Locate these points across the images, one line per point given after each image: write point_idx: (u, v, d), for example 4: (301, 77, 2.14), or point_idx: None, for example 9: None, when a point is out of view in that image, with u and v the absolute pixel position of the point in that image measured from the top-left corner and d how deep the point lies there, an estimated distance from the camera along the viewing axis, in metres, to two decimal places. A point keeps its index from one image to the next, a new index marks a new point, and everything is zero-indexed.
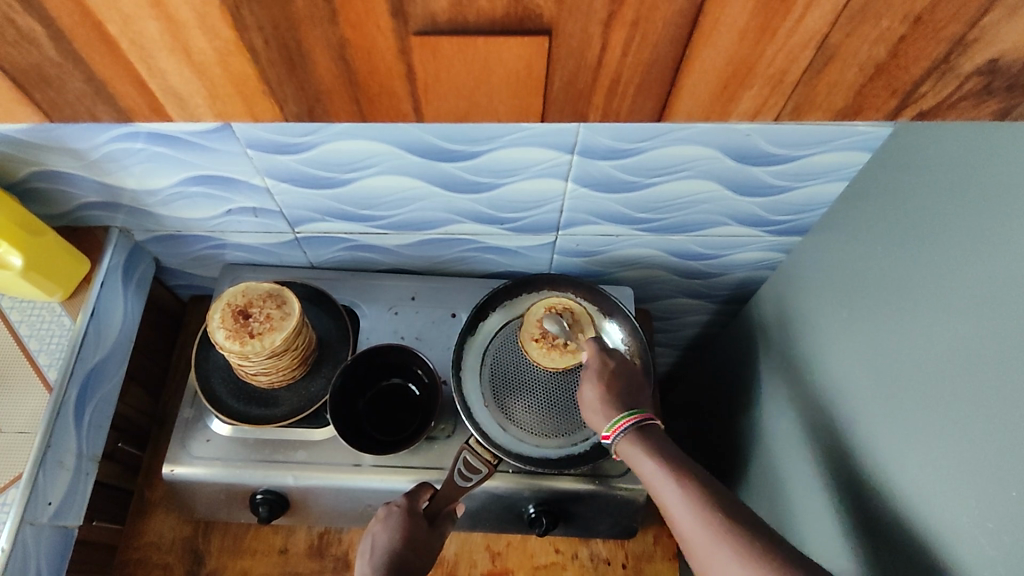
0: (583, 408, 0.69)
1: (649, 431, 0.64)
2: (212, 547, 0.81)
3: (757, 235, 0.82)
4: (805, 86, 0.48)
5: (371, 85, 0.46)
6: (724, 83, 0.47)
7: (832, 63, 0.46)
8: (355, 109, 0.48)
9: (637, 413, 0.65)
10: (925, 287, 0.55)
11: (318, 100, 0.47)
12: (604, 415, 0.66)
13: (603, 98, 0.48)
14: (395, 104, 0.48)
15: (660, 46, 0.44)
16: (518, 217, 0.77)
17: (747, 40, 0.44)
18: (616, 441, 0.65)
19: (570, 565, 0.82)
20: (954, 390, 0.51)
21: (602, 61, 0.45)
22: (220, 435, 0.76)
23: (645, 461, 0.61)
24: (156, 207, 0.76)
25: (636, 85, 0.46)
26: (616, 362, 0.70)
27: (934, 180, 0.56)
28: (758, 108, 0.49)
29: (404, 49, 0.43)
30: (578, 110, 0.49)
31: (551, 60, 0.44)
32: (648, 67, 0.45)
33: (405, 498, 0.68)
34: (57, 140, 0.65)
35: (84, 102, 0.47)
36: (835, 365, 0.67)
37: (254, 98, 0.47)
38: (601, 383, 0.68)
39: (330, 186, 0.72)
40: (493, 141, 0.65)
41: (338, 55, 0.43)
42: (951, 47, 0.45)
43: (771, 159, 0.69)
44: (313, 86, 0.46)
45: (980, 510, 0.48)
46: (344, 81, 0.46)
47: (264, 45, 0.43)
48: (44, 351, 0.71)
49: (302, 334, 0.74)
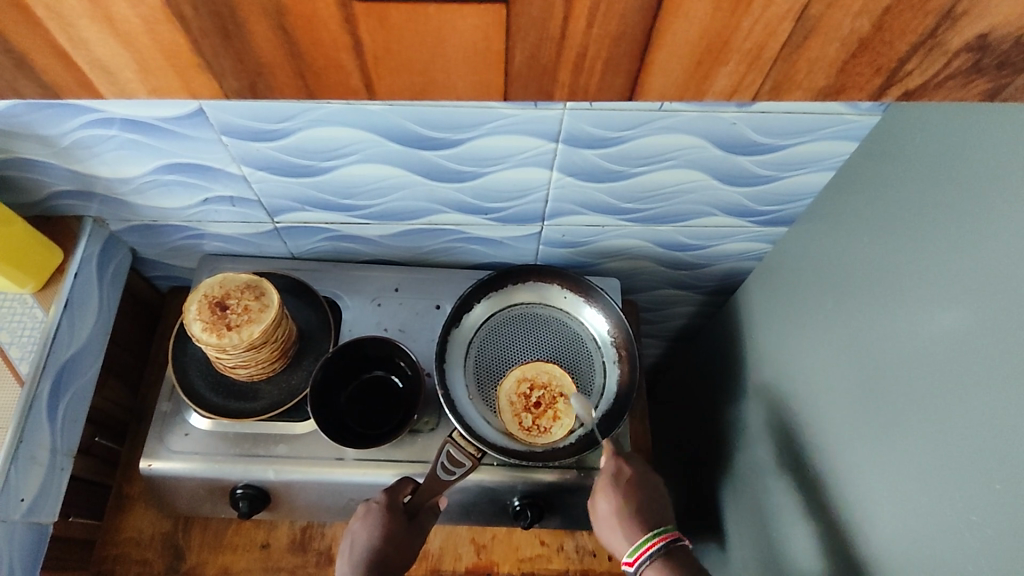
0: (596, 519, 0.70)
1: (677, 558, 0.63)
2: (192, 542, 0.80)
3: (743, 225, 0.81)
4: (784, 63, 0.41)
5: (316, 59, 0.40)
6: (697, 59, 0.40)
7: (812, 37, 0.39)
8: (300, 86, 0.41)
9: (662, 535, 0.65)
10: (911, 277, 0.55)
11: (262, 75, 0.41)
12: (626, 539, 0.66)
13: (569, 75, 0.41)
14: (343, 80, 0.41)
15: (629, 15, 0.37)
16: (502, 207, 0.76)
17: (721, 12, 0.37)
18: (640, 568, 0.64)
19: (556, 558, 0.81)
20: (940, 382, 0.50)
21: (567, 34, 0.38)
22: (199, 429, 0.74)
23: None
24: (131, 196, 0.74)
25: (604, 61, 0.40)
26: (633, 470, 0.70)
27: (922, 169, 0.56)
28: (737, 87, 0.42)
29: (347, 17, 0.37)
30: (543, 89, 0.42)
31: (511, 32, 0.38)
32: (617, 40, 0.39)
33: (385, 494, 0.67)
34: (25, 126, 0.63)
35: (5, 76, 0.41)
36: (819, 357, 0.66)
37: (189, 74, 0.41)
38: (616, 495, 0.68)
39: (309, 175, 0.70)
40: (475, 128, 0.63)
41: (276, 25, 0.37)
42: (939, 21, 0.38)
43: (757, 148, 0.68)
44: (254, 59, 0.40)
45: (963, 502, 0.48)
46: (286, 54, 0.39)
47: (195, 14, 0.37)
48: (15, 344, 0.69)
49: (281, 326, 0.72)
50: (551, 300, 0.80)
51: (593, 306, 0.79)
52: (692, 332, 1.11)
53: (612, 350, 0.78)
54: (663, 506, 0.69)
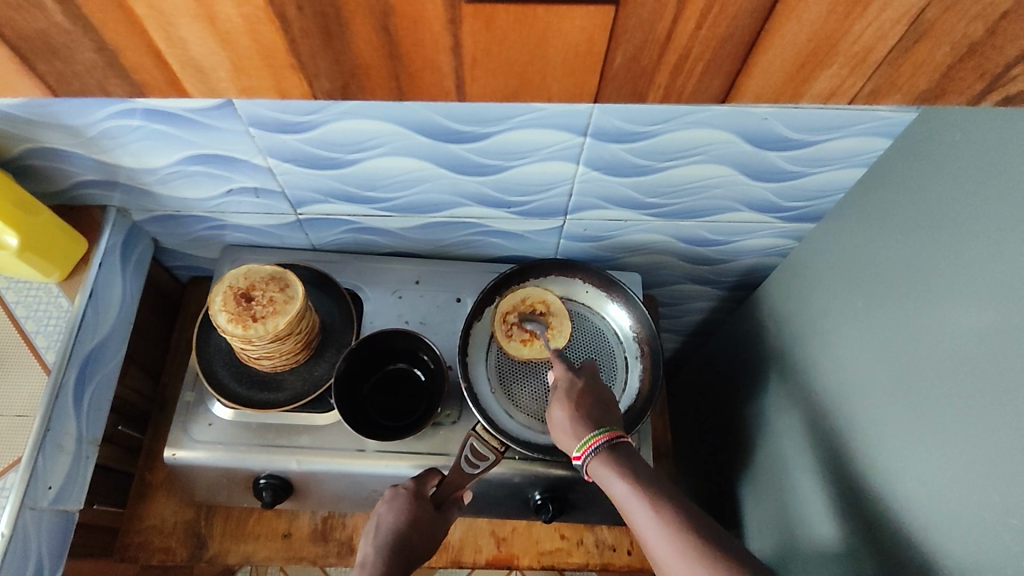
0: (551, 426, 0.67)
1: (620, 450, 0.62)
2: (215, 531, 0.80)
3: (768, 221, 0.81)
4: (889, 66, 0.43)
5: (415, 60, 0.42)
6: (800, 62, 0.43)
7: (923, 41, 0.41)
8: (393, 87, 0.44)
9: (607, 432, 0.63)
10: (948, 275, 0.54)
11: (357, 77, 0.43)
12: (573, 435, 0.64)
13: (667, 77, 0.43)
14: (437, 80, 0.44)
15: (739, 18, 0.39)
16: (526, 201, 0.75)
17: (836, 15, 0.39)
18: (587, 461, 0.63)
19: (576, 551, 0.81)
20: (978, 381, 0.49)
21: (673, 34, 0.40)
22: (222, 419, 0.75)
23: (614, 479, 0.60)
24: (154, 186, 0.74)
25: (705, 62, 0.42)
26: (585, 382, 0.67)
27: (959, 167, 0.55)
28: (835, 91, 0.45)
29: (452, 19, 0.39)
30: (637, 91, 0.45)
31: (616, 33, 0.40)
32: (722, 42, 0.41)
33: (413, 481, 0.67)
34: (53, 116, 0.63)
35: (95, 75, 0.43)
36: (845, 355, 0.66)
37: (282, 72, 0.43)
38: (569, 403, 0.65)
39: (334, 167, 0.70)
40: (503, 122, 0.63)
41: (380, 24, 0.39)
42: None
43: (787, 144, 0.67)
44: (350, 61, 0.42)
45: (1002, 505, 0.47)
46: (383, 54, 0.42)
47: (299, 14, 0.38)
48: (41, 334, 0.69)
49: (305, 318, 0.72)
50: (573, 295, 0.80)
51: (616, 300, 0.79)
52: (709, 327, 1.10)
53: (634, 345, 0.78)
54: (609, 410, 0.66)
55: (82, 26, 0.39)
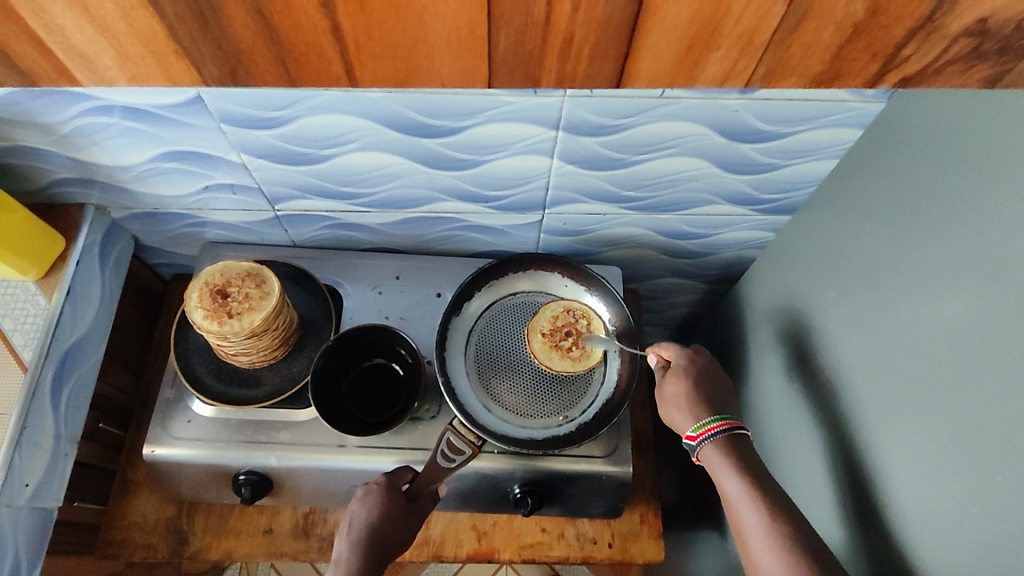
0: (662, 402, 0.72)
1: (738, 443, 0.65)
2: (196, 527, 0.81)
3: (747, 213, 0.81)
4: (778, 47, 0.40)
5: (296, 45, 0.39)
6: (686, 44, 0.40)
7: (806, 21, 0.38)
8: (281, 72, 0.41)
9: (724, 420, 0.67)
10: (918, 264, 0.54)
11: (243, 63, 0.41)
12: (690, 415, 0.69)
13: (554, 62, 0.41)
14: (324, 65, 0.41)
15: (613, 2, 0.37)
16: (503, 195, 0.75)
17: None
18: (700, 443, 0.67)
19: (557, 544, 0.82)
20: (944, 371, 0.50)
21: (551, 16, 0.38)
22: (201, 416, 0.75)
23: (728, 475, 0.62)
24: (131, 183, 0.74)
25: (589, 47, 0.40)
26: (703, 365, 0.73)
27: (927, 157, 0.55)
28: (727, 74, 0.42)
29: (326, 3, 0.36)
30: (528, 75, 0.42)
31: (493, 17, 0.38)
32: (603, 26, 0.38)
33: (385, 476, 0.68)
34: (26, 114, 0.63)
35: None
36: (825, 347, 0.66)
37: (168, 60, 0.40)
38: (688, 380, 0.71)
39: (308, 162, 0.70)
40: (474, 116, 0.63)
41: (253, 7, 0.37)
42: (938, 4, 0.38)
43: (761, 136, 0.67)
44: (233, 46, 0.40)
45: (964, 494, 0.48)
46: (264, 37, 0.39)
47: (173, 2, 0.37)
48: (18, 331, 0.69)
49: (282, 314, 0.72)
50: (552, 289, 0.80)
51: (594, 294, 0.79)
52: (694, 321, 1.10)
53: (614, 339, 0.78)
54: (724, 398, 0.71)
55: None
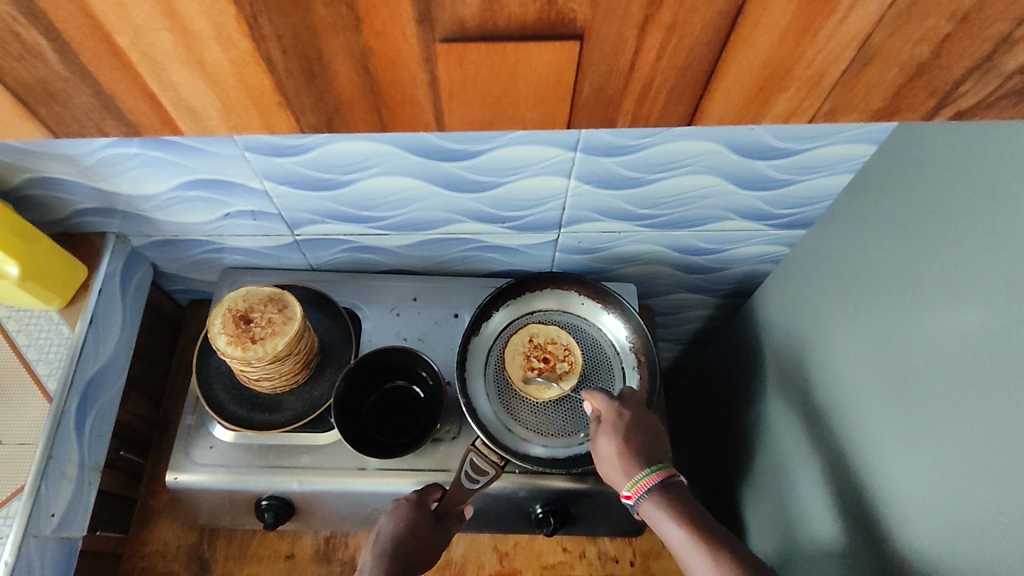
0: (598, 459, 0.68)
1: (673, 491, 0.63)
2: (217, 554, 0.80)
3: (760, 229, 0.82)
4: (843, 88, 0.41)
5: (368, 97, 0.40)
6: (758, 86, 0.40)
7: (873, 64, 0.39)
8: (374, 120, 0.41)
9: (658, 471, 0.64)
10: (933, 278, 0.55)
11: (340, 112, 0.41)
12: (624, 473, 0.65)
13: (632, 104, 0.41)
14: (416, 114, 0.41)
15: (698, 49, 0.38)
16: (520, 215, 0.76)
17: (787, 41, 0.37)
18: (638, 501, 0.64)
19: (579, 564, 0.82)
20: (965, 382, 0.51)
21: (635, 66, 0.38)
22: (223, 441, 0.75)
23: (666, 522, 0.61)
24: (153, 212, 0.75)
25: (668, 91, 0.40)
26: (631, 414, 0.69)
27: (940, 170, 0.56)
28: (793, 113, 0.43)
29: (427, 58, 0.37)
30: (606, 118, 0.42)
31: (581, 67, 0.38)
32: (683, 71, 0.39)
33: (416, 493, 0.68)
34: (53, 147, 0.64)
35: (92, 117, 0.41)
36: (841, 358, 0.67)
37: (271, 111, 0.41)
38: (617, 435, 0.67)
39: (329, 188, 0.71)
40: (493, 140, 0.64)
41: (359, 64, 0.37)
42: (994, 46, 0.38)
43: (775, 153, 0.68)
44: (332, 98, 0.40)
45: (993, 505, 0.48)
46: (364, 91, 0.39)
47: (283, 56, 0.37)
48: (43, 361, 0.70)
49: (304, 338, 0.73)
50: (570, 307, 0.81)
51: (611, 311, 0.80)
52: (707, 335, 1.11)
53: (631, 356, 0.78)
54: (659, 442, 0.68)
55: (82, 75, 0.38)
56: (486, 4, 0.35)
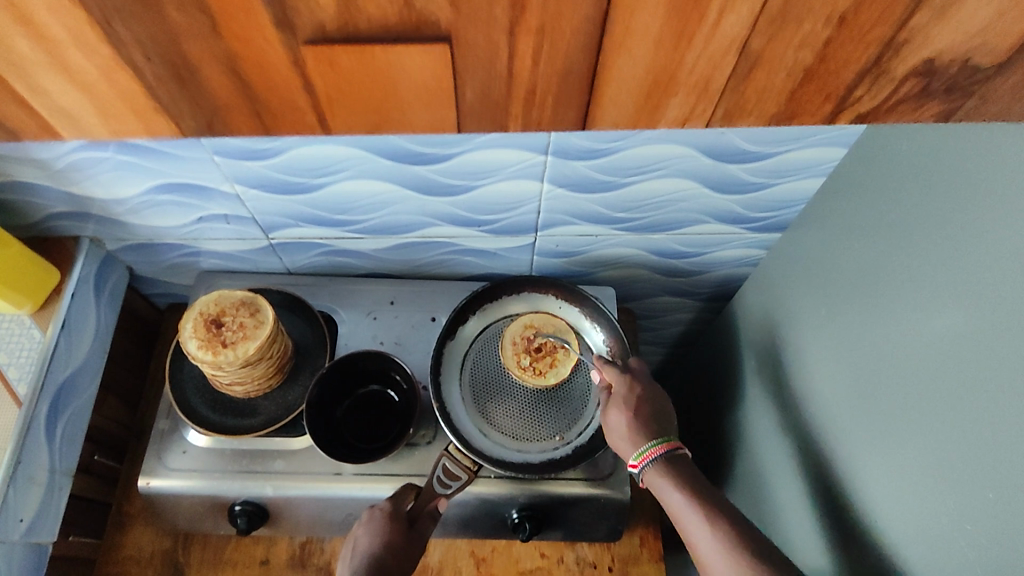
0: (605, 431, 0.69)
1: (678, 463, 0.64)
2: (192, 560, 0.80)
3: (737, 232, 0.82)
4: (733, 93, 0.41)
5: (273, 102, 0.41)
6: (647, 92, 0.41)
7: (759, 67, 0.40)
8: (256, 123, 0.42)
9: (663, 443, 0.65)
10: (903, 283, 0.55)
11: (219, 115, 0.42)
12: (631, 444, 0.66)
13: (522, 108, 0.42)
14: (298, 118, 0.42)
15: (572, 55, 0.38)
16: (495, 219, 0.76)
17: (664, 47, 0.38)
18: (643, 470, 0.65)
19: (556, 569, 0.81)
20: (932, 389, 0.51)
21: (514, 71, 0.39)
22: (197, 446, 0.74)
23: (670, 490, 0.61)
24: (126, 216, 0.75)
25: (554, 95, 0.41)
26: (643, 390, 0.69)
27: (909, 175, 0.56)
28: (688, 116, 0.43)
29: (296, 61, 0.37)
30: (498, 121, 0.43)
31: (460, 71, 0.39)
32: (564, 76, 0.40)
33: (389, 501, 0.67)
34: (20, 151, 0.64)
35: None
36: (815, 361, 0.66)
37: (149, 116, 0.41)
38: (627, 408, 0.67)
39: (302, 192, 0.70)
40: (463, 144, 0.64)
41: (226, 67, 0.38)
42: (883, 50, 0.39)
43: (748, 156, 0.68)
44: (209, 102, 0.41)
45: (957, 510, 0.48)
46: (241, 96, 0.40)
47: (148, 61, 0.38)
48: (13, 364, 0.69)
49: (278, 342, 0.72)
50: (547, 310, 0.81)
51: (587, 315, 0.80)
52: (690, 338, 1.11)
53: (607, 359, 0.78)
54: (667, 413, 0.68)
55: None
56: (343, 8, 0.35)
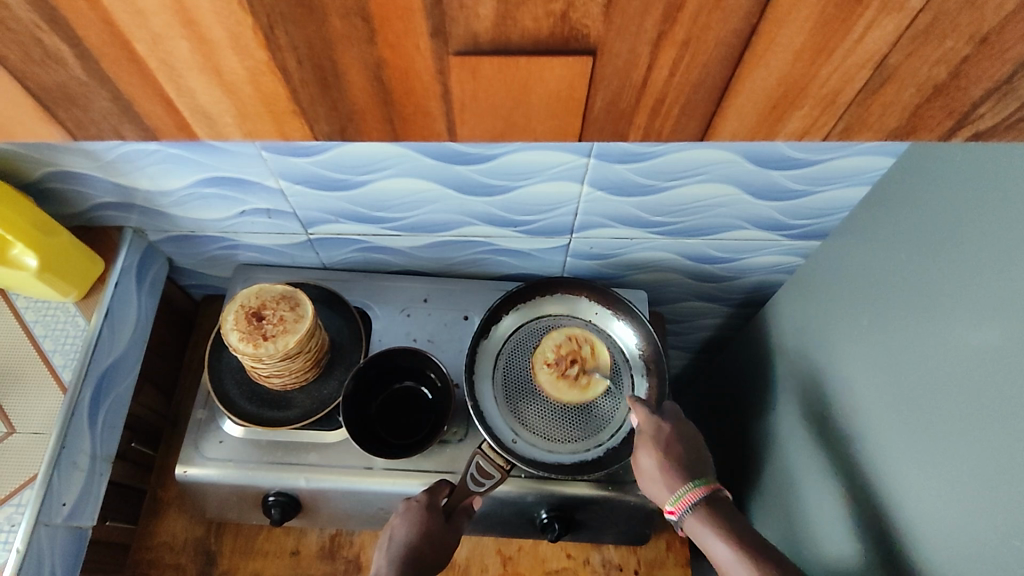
0: (638, 475, 0.68)
1: (718, 508, 0.63)
2: (224, 548, 0.81)
3: (774, 239, 0.81)
4: (858, 107, 0.43)
5: (406, 104, 0.42)
6: (772, 104, 0.43)
7: (888, 84, 0.41)
8: (388, 130, 0.44)
9: (701, 486, 0.65)
10: (950, 297, 0.54)
11: (354, 121, 0.44)
12: (667, 488, 0.66)
13: (644, 118, 0.44)
14: (428, 124, 0.44)
15: (710, 66, 0.40)
16: (532, 220, 0.77)
17: (800, 62, 0.40)
18: (682, 516, 0.64)
19: (582, 571, 0.81)
20: (979, 404, 0.50)
21: (648, 81, 0.41)
22: (232, 437, 0.75)
23: (715, 540, 0.61)
24: (170, 208, 0.76)
25: (682, 104, 0.42)
26: (670, 426, 0.69)
27: (960, 187, 0.55)
28: (807, 130, 0.45)
29: (440, 71, 0.40)
30: (618, 131, 0.45)
31: (594, 82, 0.41)
32: (695, 86, 0.41)
33: (426, 493, 0.68)
34: (73, 142, 0.65)
35: (110, 121, 0.44)
36: (854, 372, 0.66)
37: (283, 118, 0.43)
38: (659, 451, 0.66)
39: (343, 188, 0.71)
40: (506, 145, 0.64)
41: (373, 76, 0.40)
42: (1015, 68, 0.40)
43: (791, 163, 0.68)
44: (346, 107, 0.43)
45: (1004, 527, 0.47)
46: (377, 100, 0.42)
47: (299, 66, 0.39)
48: (58, 351, 0.71)
49: (315, 336, 0.73)
50: (581, 313, 0.81)
51: (620, 317, 0.80)
52: (717, 344, 1.10)
53: (640, 363, 0.78)
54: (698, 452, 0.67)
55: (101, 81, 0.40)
56: (499, 21, 0.37)
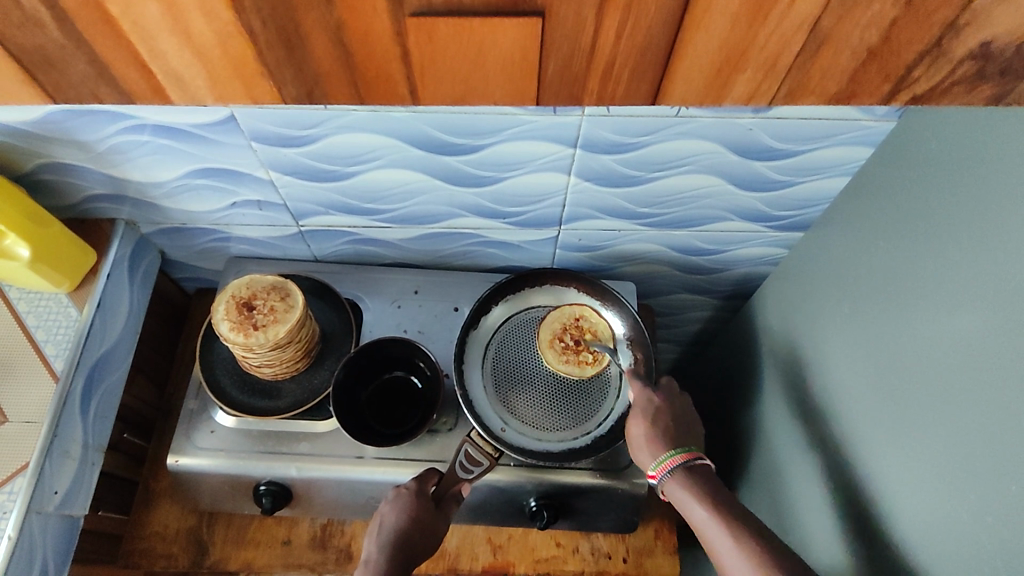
0: (628, 445, 0.71)
1: (697, 473, 0.66)
2: (215, 538, 0.82)
3: (760, 230, 0.82)
4: (800, 71, 0.41)
5: (369, 69, 0.41)
6: (716, 70, 0.42)
7: (825, 48, 0.40)
8: (352, 92, 0.43)
9: (684, 452, 0.68)
10: (927, 282, 0.55)
11: (321, 84, 0.42)
12: (652, 454, 0.69)
13: (597, 83, 0.42)
14: (391, 88, 0.43)
15: (654, 28, 0.38)
16: (520, 212, 0.77)
17: (740, 25, 0.39)
18: (663, 481, 0.67)
19: (571, 559, 0.82)
20: (954, 385, 0.51)
21: (597, 45, 0.40)
22: (224, 427, 0.76)
23: (692, 506, 0.63)
24: (161, 199, 0.77)
25: (631, 71, 0.41)
26: (661, 400, 0.72)
27: (936, 175, 0.56)
28: (752, 96, 0.43)
29: (398, 33, 0.39)
30: (573, 95, 0.43)
31: (545, 45, 0.40)
32: (643, 50, 0.40)
33: (415, 481, 0.69)
34: (65, 133, 0.66)
35: (88, 85, 0.42)
36: (836, 359, 0.67)
37: (253, 82, 0.42)
38: (647, 419, 0.70)
39: (333, 179, 0.72)
40: (494, 135, 0.65)
41: (335, 38, 0.39)
42: (944, 31, 0.39)
43: (774, 154, 0.69)
44: (312, 69, 0.41)
45: (978, 504, 0.49)
46: (341, 63, 0.41)
47: (264, 28, 0.38)
48: (50, 342, 0.72)
49: (306, 326, 0.74)
50: (569, 304, 0.82)
51: (609, 308, 0.81)
52: (707, 337, 1.11)
53: (628, 352, 0.79)
54: (687, 428, 0.71)
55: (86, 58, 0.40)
56: None
